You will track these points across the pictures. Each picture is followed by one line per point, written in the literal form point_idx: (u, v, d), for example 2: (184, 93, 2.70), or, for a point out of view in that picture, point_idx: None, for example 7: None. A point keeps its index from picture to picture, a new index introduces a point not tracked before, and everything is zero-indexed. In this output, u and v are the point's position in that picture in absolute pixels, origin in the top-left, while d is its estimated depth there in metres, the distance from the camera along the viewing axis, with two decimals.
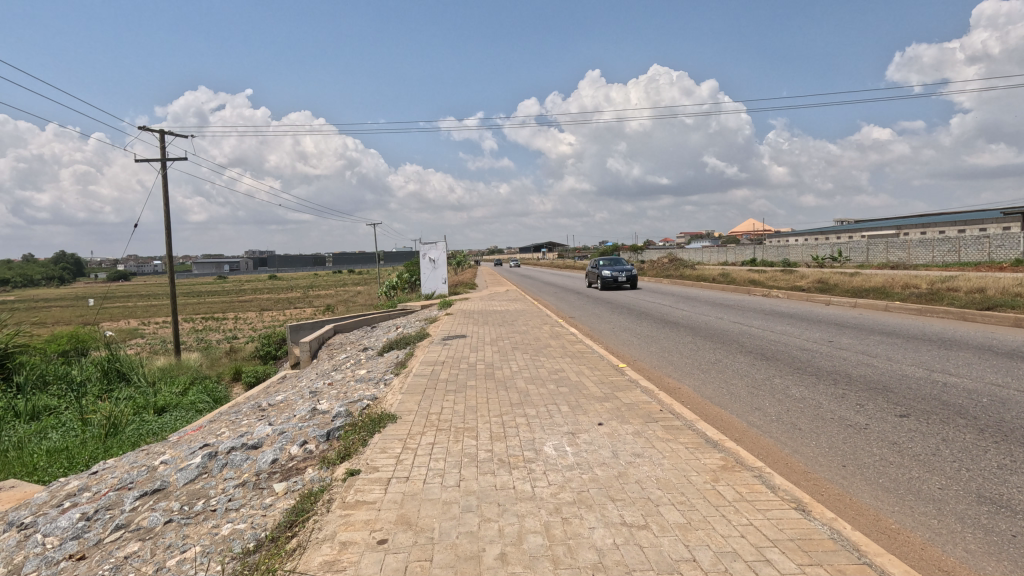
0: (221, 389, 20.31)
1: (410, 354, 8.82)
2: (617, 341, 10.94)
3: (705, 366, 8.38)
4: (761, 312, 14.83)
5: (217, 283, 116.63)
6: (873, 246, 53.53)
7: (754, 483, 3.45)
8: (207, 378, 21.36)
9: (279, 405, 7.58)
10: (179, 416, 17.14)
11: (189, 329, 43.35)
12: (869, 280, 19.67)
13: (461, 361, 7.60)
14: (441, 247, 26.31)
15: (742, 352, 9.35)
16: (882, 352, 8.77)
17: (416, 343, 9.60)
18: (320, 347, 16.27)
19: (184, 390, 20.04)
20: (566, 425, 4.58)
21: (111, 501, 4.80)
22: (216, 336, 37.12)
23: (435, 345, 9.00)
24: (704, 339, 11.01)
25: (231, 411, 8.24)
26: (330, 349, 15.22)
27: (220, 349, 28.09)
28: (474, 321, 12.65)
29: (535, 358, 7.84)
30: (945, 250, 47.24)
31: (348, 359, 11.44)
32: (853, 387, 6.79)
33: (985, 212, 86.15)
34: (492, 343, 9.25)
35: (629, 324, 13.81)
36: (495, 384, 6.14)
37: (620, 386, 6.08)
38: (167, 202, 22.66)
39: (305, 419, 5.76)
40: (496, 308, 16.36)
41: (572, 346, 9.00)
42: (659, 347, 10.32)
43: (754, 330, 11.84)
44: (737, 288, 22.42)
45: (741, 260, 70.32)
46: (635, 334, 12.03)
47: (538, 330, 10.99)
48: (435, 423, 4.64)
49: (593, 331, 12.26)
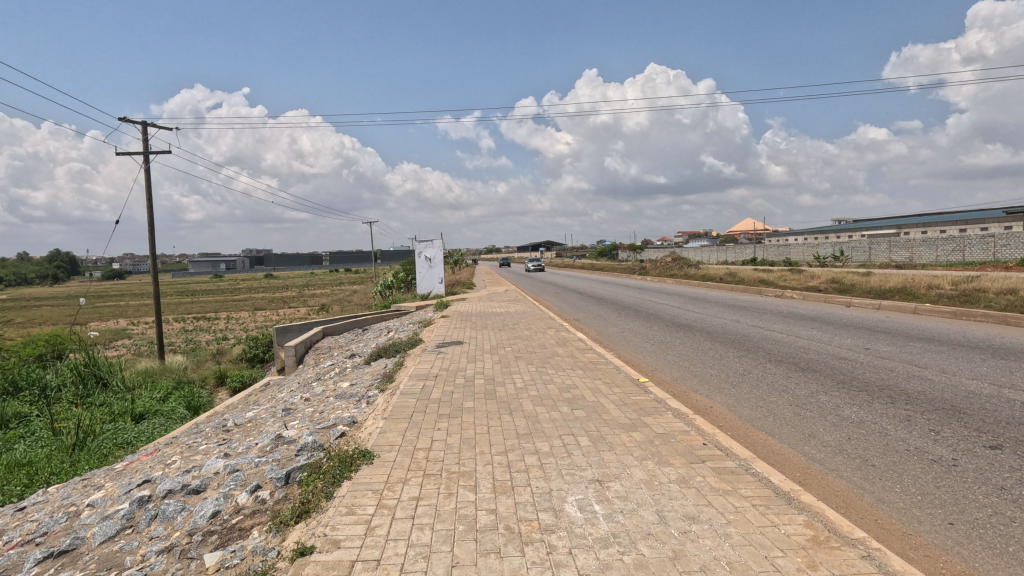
0: (204, 395, 19.22)
1: (399, 364, 7.81)
2: (630, 348, 9.91)
3: (733, 379, 7.37)
4: (781, 315, 13.82)
5: (211, 282, 115.24)
6: (875, 245, 52.62)
7: (868, 570, 2.44)
8: (191, 383, 20.27)
9: (246, 425, 6.56)
10: (155, 425, 16.05)
11: (179, 329, 42.24)
12: (888, 281, 18.69)
13: (457, 374, 6.60)
14: (437, 245, 25.26)
15: (771, 361, 8.36)
16: (931, 362, 7.77)
17: (407, 352, 8.58)
18: (306, 351, 15.23)
19: (166, 395, 18.97)
20: (591, 470, 3.57)
21: (9, 563, 3.78)
22: (206, 336, 36.01)
23: (428, 353, 8.00)
24: (726, 345, 10.01)
25: (194, 430, 7.21)
26: (317, 354, 14.20)
27: (208, 351, 27.02)
28: (472, 325, 11.64)
29: (542, 370, 6.82)
30: (950, 249, 46.30)
31: (333, 368, 10.41)
32: (916, 407, 5.79)
33: (987, 211, 85.26)
34: (492, 351, 8.25)
35: (639, 327, 12.83)
36: (496, 407, 5.12)
37: (647, 408, 5.08)
38: (150, 197, 21.59)
39: (265, 450, 4.73)
40: (495, 310, 15.33)
41: (582, 356, 7.99)
42: (677, 354, 9.34)
43: (778, 336, 10.84)
44: (748, 288, 21.42)
45: (741, 259, 69.34)
46: (648, 339, 11.03)
47: (542, 335, 9.97)
48: (423, 467, 3.62)
49: (601, 336, 11.24)
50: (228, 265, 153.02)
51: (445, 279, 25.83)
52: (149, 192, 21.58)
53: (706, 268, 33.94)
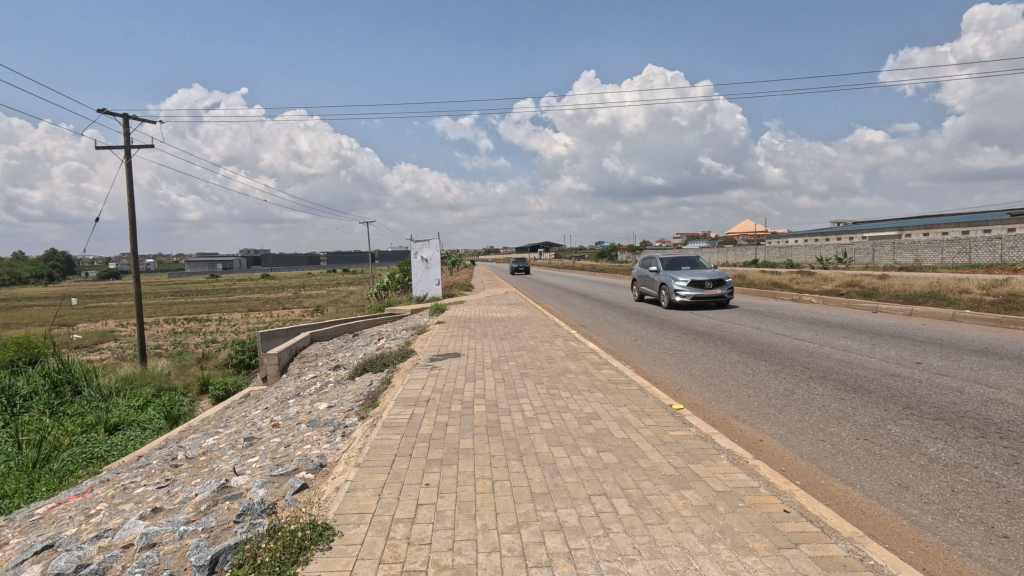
0: (185, 404, 18.04)
1: (386, 382, 6.74)
2: (647, 360, 8.87)
3: (775, 401, 6.33)
4: (805, 322, 12.82)
5: (207, 282, 114.00)
6: (878, 248, 51.58)
7: None
8: (172, 391, 19.11)
9: (199, 459, 5.46)
10: (128, 437, 14.88)
11: (168, 331, 41.08)
12: (910, 284, 17.65)
13: (453, 398, 5.53)
14: (434, 245, 24.22)
15: (813, 378, 7.29)
16: (1002, 381, 6.70)
17: (396, 367, 7.51)
18: (291, 359, 14.11)
19: (144, 404, 17.82)
20: (643, 565, 2.49)
21: None
22: (195, 339, 34.82)
23: (420, 369, 6.93)
24: (754, 357, 8.98)
25: (142, 460, 6.12)
26: (302, 363, 13.11)
27: (193, 355, 25.81)
28: (470, 333, 10.57)
29: (555, 393, 5.73)
30: (955, 251, 45.31)
31: (314, 382, 9.29)
32: (1015, 443, 4.72)
33: (990, 214, 84.31)
34: (493, 366, 7.20)
35: (651, 335, 11.82)
36: (501, 448, 4.04)
37: (695, 452, 4.00)
38: (130, 194, 20.48)
39: (198, 508, 3.64)
40: (495, 314, 14.27)
41: (597, 372, 6.95)
42: (701, 368, 8.30)
43: (809, 346, 9.80)
44: (760, 292, 20.40)
45: (741, 261, 68.39)
46: (665, 349, 10.03)
47: (549, 346, 8.89)
48: (400, 560, 2.53)
49: (613, 346, 10.21)
50: (223, 265, 151.60)
51: (442, 280, 24.74)
52: (129, 188, 20.49)
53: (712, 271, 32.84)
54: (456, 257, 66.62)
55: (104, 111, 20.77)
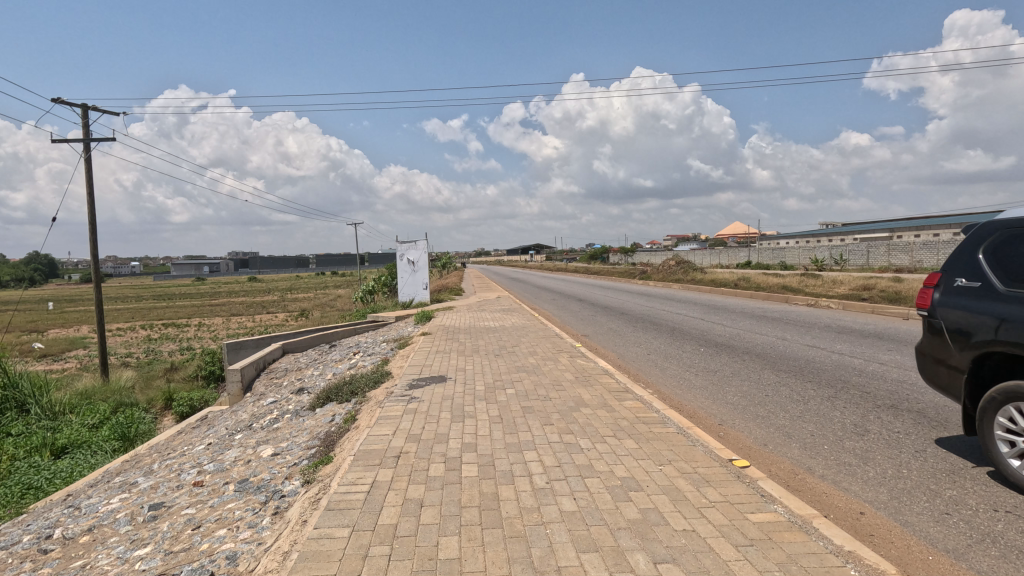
0: (145, 422, 16.33)
1: (351, 421, 5.29)
2: (669, 383, 7.46)
3: (849, 445, 4.94)
4: (834, 331, 11.47)
5: (191, 285, 111.37)
6: (873, 250, 50.59)
7: None
8: (132, 407, 17.37)
9: (78, 543, 3.93)
10: (75, 462, 13.22)
11: (142, 337, 39.08)
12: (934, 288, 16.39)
13: (434, 452, 4.07)
14: (421, 247, 22.72)
15: (883, 410, 5.91)
16: None
17: (367, 397, 6.03)
18: (258, 376, 12.50)
19: (100, 422, 16.13)
20: None
21: None
22: (170, 345, 32.98)
23: (395, 403, 5.48)
24: (796, 377, 7.60)
25: (16, 534, 4.57)
26: (268, 381, 11.54)
27: (163, 364, 24.03)
28: (458, 347, 9.06)
29: (572, 443, 4.27)
30: (951, 253, 44.46)
31: (272, 410, 7.74)
32: None
33: (981, 214, 83.99)
34: (488, 396, 5.76)
35: (666, 348, 10.44)
36: (504, 561, 2.58)
37: (806, 565, 2.56)
38: (90, 191, 18.77)
39: None
40: (487, 323, 12.79)
41: (617, 402, 5.53)
42: (737, 394, 6.88)
43: (852, 362, 8.43)
44: (772, 296, 19.07)
45: (733, 263, 67.43)
46: (687, 367, 8.63)
47: (553, 367, 7.42)
48: None
49: (625, 363, 8.84)
50: (208, 267, 148.56)
51: (430, 284, 23.22)
52: (88, 186, 18.77)
53: (712, 273, 31.49)
54: (445, 259, 64.91)
55: (60, 100, 19.02)
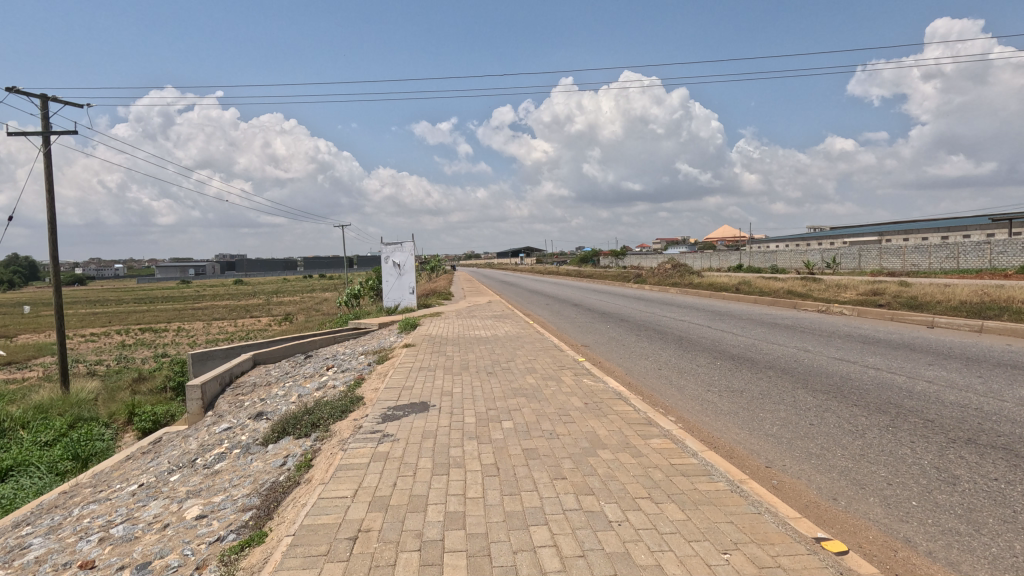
0: (104, 439, 14.93)
1: (302, 471, 4.12)
2: (691, 408, 6.36)
3: (943, 499, 3.85)
4: (858, 342, 10.49)
5: (174, 288, 108.90)
6: (865, 253, 50.01)
7: None
8: (91, 423, 15.96)
9: None
10: (19, 486, 11.83)
11: (116, 343, 37.36)
12: (951, 292, 15.47)
13: (405, 531, 2.93)
14: (407, 249, 21.49)
15: (965, 447, 4.82)
16: None
17: (329, 435, 4.86)
18: (222, 392, 11.22)
19: (53, 440, 14.70)
20: None
21: None
22: (144, 352, 31.38)
23: (360, 447, 4.31)
24: (837, 400, 6.52)
25: None
26: (231, 399, 10.27)
27: (132, 374, 22.54)
28: (445, 363, 7.88)
29: (595, 513, 3.15)
30: (943, 256, 43.92)
31: (221, 440, 6.51)
32: None
33: (970, 218, 84.17)
34: (479, 433, 4.61)
35: (677, 361, 9.37)
36: None
37: None
38: (49, 187, 17.38)
39: None
40: (477, 333, 11.62)
41: (642, 442, 4.40)
42: (776, 422, 5.78)
43: (893, 380, 7.39)
44: (777, 302, 18.08)
45: (724, 266, 66.79)
46: (705, 385, 7.55)
47: (557, 389, 6.28)
48: None
49: (636, 381, 7.73)
50: (192, 270, 145.78)
51: (417, 288, 22.02)
52: (47, 181, 17.39)
53: (708, 277, 30.52)
54: (434, 262, 63.53)
55: (18, 89, 17.65)
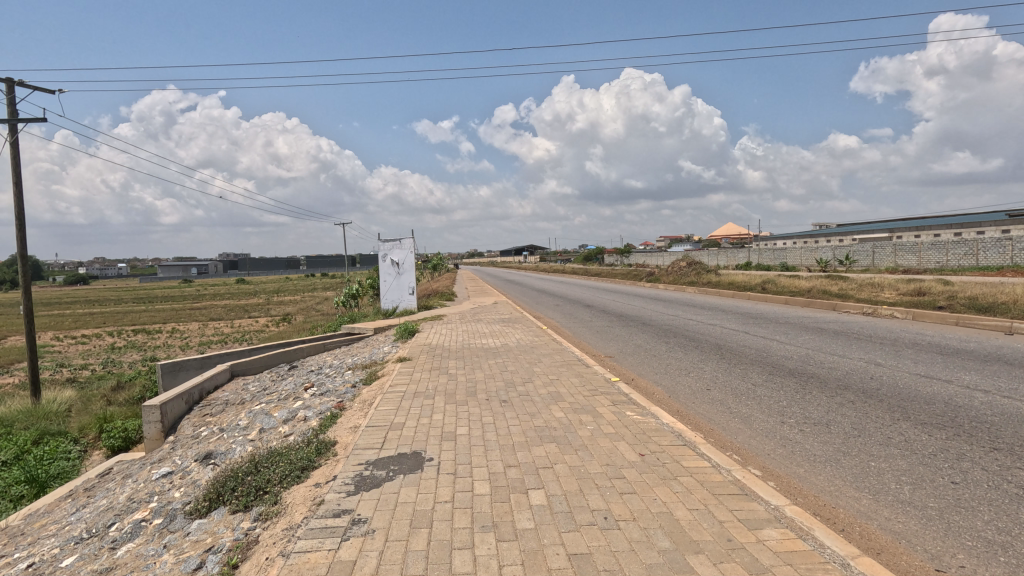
0: (69, 458, 13.39)
1: None
2: (774, 455, 4.77)
3: None
4: (934, 353, 8.88)
5: (174, 287, 107.76)
6: (879, 250, 48.07)
7: None
8: (57, 439, 14.41)
9: None
10: None
11: (106, 345, 35.94)
12: (1011, 292, 13.79)
13: None
14: (406, 247, 19.92)
15: None
16: None
17: (271, 517, 3.31)
18: (188, 412, 9.67)
19: (10, 460, 13.14)
20: None
21: None
22: (132, 357, 29.81)
23: (308, 550, 2.75)
24: (964, 440, 4.91)
25: None
26: (195, 422, 8.69)
27: (112, 381, 20.97)
28: (446, 386, 6.29)
29: None
30: (961, 252, 42.07)
31: (151, 496, 4.94)
32: None
33: (983, 214, 82.11)
34: (495, 520, 3.04)
35: (725, 379, 7.78)
36: None
37: None
38: (15, 178, 15.85)
39: None
40: (484, 342, 10.01)
41: (754, 541, 2.81)
42: (902, 479, 4.19)
43: (1018, 409, 5.77)
44: (813, 303, 16.46)
45: (732, 264, 64.91)
46: (775, 416, 5.97)
47: (596, 429, 4.70)
48: None
49: (686, 411, 6.16)
50: (193, 269, 144.68)
51: (416, 288, 20.47)
52: (12, 173, 15.86)
53: (725, 275, 28.68)
54: (436, 259, 61.93)
55: None
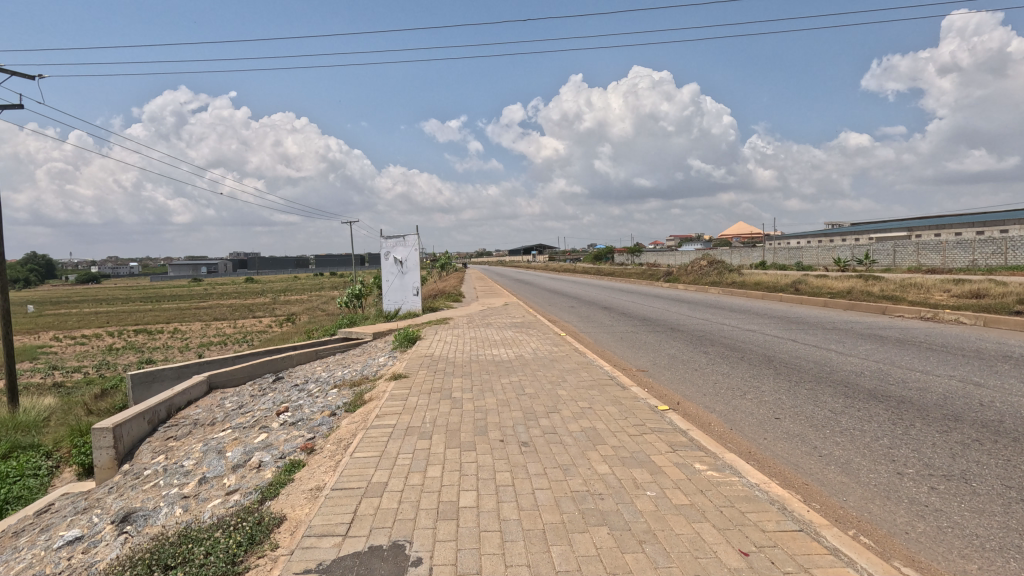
0: (37, 475, 12.06)
1: None
2: (919, 537, 3.30)
3: None
4: None
5: (181, 286, 107.14)
6: (900, 250, 45.97)
7: None
8: (27, 453, 13.08)
9: None
10: None
11: (103, 346, 34.73)
12: None
13: None
14: (411, 243, 18.75)
15: None
16: None
17: None
18: (152, 433, 8.31)
19: None
20: None
21: None
22: (127, 359, 28.54)
23: None
24: None
25: None
26: (153, 449, 7.32)
27: (100, 386, 19.69)
28: (447, 420, 4.85)
29: None
30: (988, 252, 39.96)
31: None
32: None
33: (1005, 213, 79.40)
34: None
35: (794, 404, 6.28)
36: None
37: None
38: None
39: None
40: (495, 353, 8.57)
41: None
42: None
43: None
44: (857, 306, 14.87)
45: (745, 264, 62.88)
46: (885, 464, 4.47)
47: (662, 500, 3.26)
48: None
49: (765, 454, 4.69)
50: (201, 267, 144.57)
51: (421, 288, 19.09)
52: None
53: (748, 275, 27.00)
54: (443, 258, 60.68)
55: None
